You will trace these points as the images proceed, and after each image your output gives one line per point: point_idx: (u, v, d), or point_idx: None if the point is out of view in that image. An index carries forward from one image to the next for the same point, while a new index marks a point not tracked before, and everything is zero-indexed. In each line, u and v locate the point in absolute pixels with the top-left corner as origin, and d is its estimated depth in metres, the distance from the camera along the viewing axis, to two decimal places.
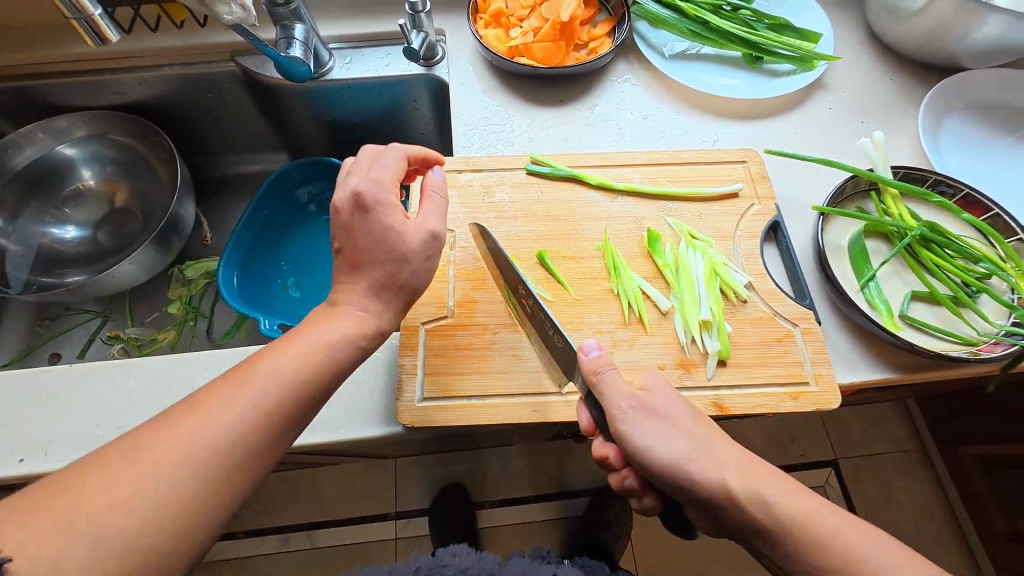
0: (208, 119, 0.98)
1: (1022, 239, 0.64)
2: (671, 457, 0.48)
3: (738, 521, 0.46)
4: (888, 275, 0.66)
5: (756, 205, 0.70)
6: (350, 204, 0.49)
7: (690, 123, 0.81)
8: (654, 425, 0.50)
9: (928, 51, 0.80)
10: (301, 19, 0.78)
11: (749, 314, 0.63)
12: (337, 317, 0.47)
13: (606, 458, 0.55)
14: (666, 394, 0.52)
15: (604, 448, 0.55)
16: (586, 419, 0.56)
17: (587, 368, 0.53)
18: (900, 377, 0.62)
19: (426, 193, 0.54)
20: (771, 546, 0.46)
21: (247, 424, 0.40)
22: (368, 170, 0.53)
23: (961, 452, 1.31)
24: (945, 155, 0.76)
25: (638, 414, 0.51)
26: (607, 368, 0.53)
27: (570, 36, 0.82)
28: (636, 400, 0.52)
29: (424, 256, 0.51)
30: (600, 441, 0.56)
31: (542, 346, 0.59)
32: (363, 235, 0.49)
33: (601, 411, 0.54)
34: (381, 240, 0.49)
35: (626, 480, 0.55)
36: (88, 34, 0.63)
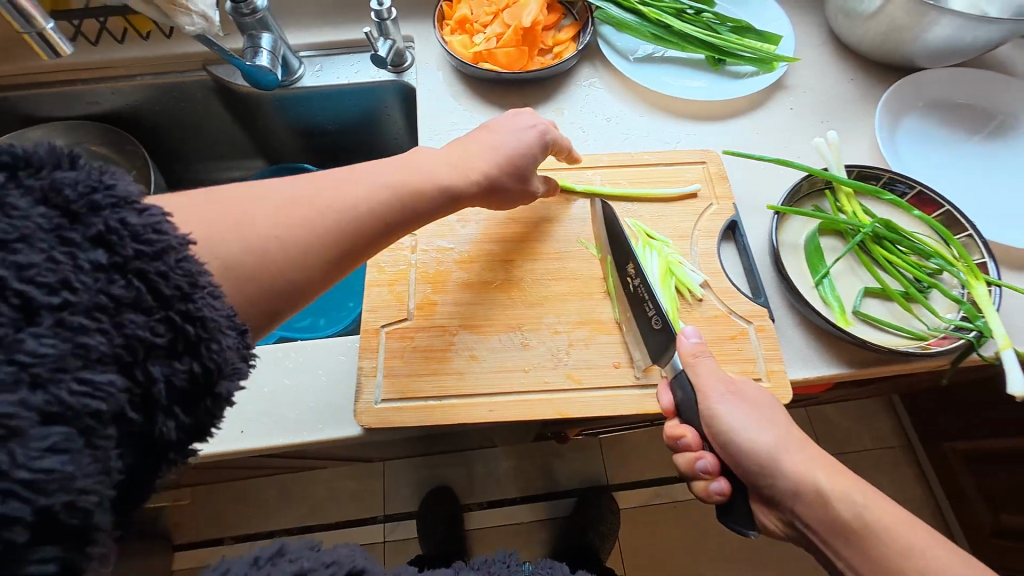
0: (184, 128, 0.99)
1: (971, 235, 0.65)
2: (771, 443, 0.50)
3: (810, 515, 0.48)
4: (843, 272, 0.68)
5: (713, 206, 0.71)
6: (535, 132, 0.64)
7: (653, 125, 0.82)
8: (748, 411, 0.53)
9: (885, 53, 0.81)
10: (269, 28, 0.80)
11: (704, 312, 0.64)
12: (448, 169, 0.57)
13: (681, 436, 0.56)
14: (756, 387, 0.56)
15: (683, 428, 0.56)
16: (667, 400, 0.58)
17: (688, 351, 0.57)
18: (852, 372, 0.63)
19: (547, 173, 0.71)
20: (833, 544, 0.48)
21: None
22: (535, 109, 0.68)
23: (943, 447, 1.31)
24: (902, 154, 0.78)
25: (734, 399, 0.54)
26: (705, 354, 0.57)
27: (533, 42, 0.83)
28: (732, 387, 0.55)
29: None
30: (677, 423, 0.57)
31: (633, 330, 0.61)
32: (509, 140, 0.62)
33: (689, 395, 0.56)
34: (521, 164, 0.62)
35: (700, 462, 0.55)
36: (41, 47, 0.64)
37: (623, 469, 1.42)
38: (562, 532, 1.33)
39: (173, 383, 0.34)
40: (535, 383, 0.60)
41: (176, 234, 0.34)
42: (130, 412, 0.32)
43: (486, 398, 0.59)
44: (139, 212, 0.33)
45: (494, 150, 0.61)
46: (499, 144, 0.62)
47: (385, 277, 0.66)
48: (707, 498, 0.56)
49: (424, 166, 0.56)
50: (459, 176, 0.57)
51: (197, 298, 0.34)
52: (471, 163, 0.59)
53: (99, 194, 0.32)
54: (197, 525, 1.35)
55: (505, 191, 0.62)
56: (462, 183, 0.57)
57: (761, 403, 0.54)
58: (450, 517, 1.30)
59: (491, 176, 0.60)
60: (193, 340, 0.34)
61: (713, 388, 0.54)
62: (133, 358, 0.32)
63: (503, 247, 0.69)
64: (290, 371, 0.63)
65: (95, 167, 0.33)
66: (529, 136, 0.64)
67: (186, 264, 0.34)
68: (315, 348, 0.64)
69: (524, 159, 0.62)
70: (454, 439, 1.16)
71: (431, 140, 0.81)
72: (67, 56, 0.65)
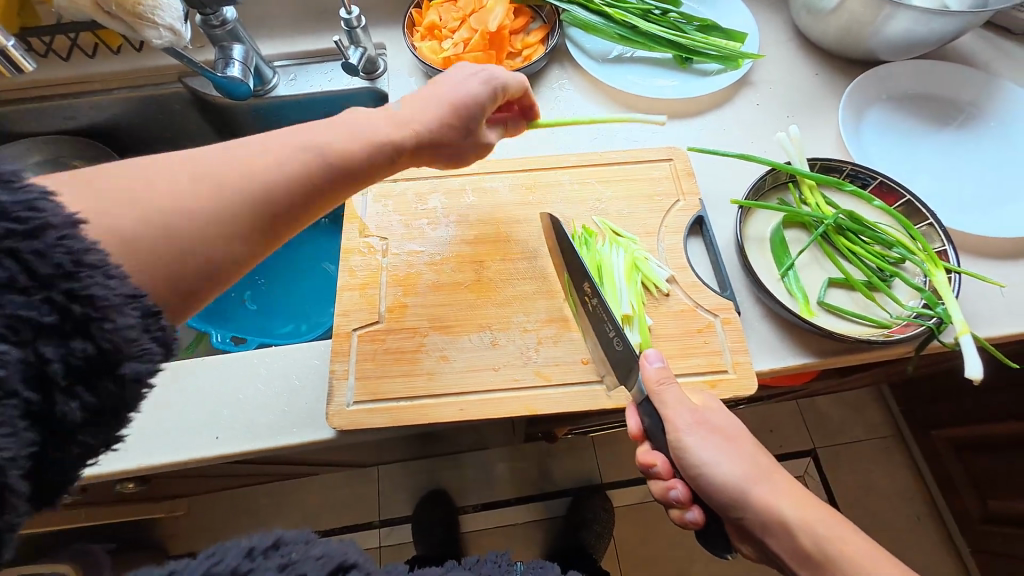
0: (162, 139, 0.99)
1: (931, 224, 0.67)
2: (737, 475, 0.49)
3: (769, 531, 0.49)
4: (807, 263, 0.69)
5: (680, 202, 0.72)
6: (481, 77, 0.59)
7: (622, 124, 0.83)
8: (716, 441, 0.51)
9: (847, 47, 0.83)
10: (239, 40, 0.81)
11: (671, 306, 0.65)
12: (381, 124, 0.52)
13: (652, 465, 0.55)
14: (726, 413, 0.54)
15: (654, 456, 0.55)
16: (636, 424, 0.56)
17: (649, 377, 0.54)
18: (819, 361, 0.64)
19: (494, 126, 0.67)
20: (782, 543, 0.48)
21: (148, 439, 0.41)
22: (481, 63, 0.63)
23: (932, 435, 1.32)
24: (866, 145, 0.79)
25: (701, 431, 0.52)
26: (670, 381, 0.54)
27: (501, 46, 0.85)
28: (698, 416, 0.52)
29: None
30: (646, 449, 0.56)
31: (597, 346, 0.60)
32: (455, 92, 0.57)
33: (655, 422, 0.54)
34: (467, 106, 0.57)
35: (672, 491, 0.54)
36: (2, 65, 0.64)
37: (616, 467, 1.43)
38: (558, 532, 1.33)
39: (69, 363, 0.31)
40: (504, 381, 0.61)
41: (56, 211, 0.31)
42: (20, 394, 0.29)
43: (456, 398, 0.60)
44: (9, 187, 0.30)
45: (437, 103, 0.56)
46: (444, 95, 0.57)
47: (355, 281, 0.67)
48: (683, 524, 0.55)
49: (356, 122, 0.51)
50: (394, 129, 0.53)
51: (85, 275, 0.31)
52: (411, 118, 0.55)
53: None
54: (191, 536, 1.35)
55: (454, 147, 0.58)
56: (400, 135, 0.53)
57: (729, 429, 0.52)
58: (445, 520, 1.31)
59: (437, 129, 0.56)
60: (83, 319, 0.31)
61: (680, 419, 0.52)
62: (16, 338, 0.29)
63: (474, 249, 0.69)
64: (264, 378, 0.63)
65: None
66: (474, 82, 0.58)
67: (72, 242, 0.31)
68: (289, 353, 0.65)
69: (472, 110, 0.58)
70: (444, 441, 1.16)
71: None
72: (28, 71, 0.65)
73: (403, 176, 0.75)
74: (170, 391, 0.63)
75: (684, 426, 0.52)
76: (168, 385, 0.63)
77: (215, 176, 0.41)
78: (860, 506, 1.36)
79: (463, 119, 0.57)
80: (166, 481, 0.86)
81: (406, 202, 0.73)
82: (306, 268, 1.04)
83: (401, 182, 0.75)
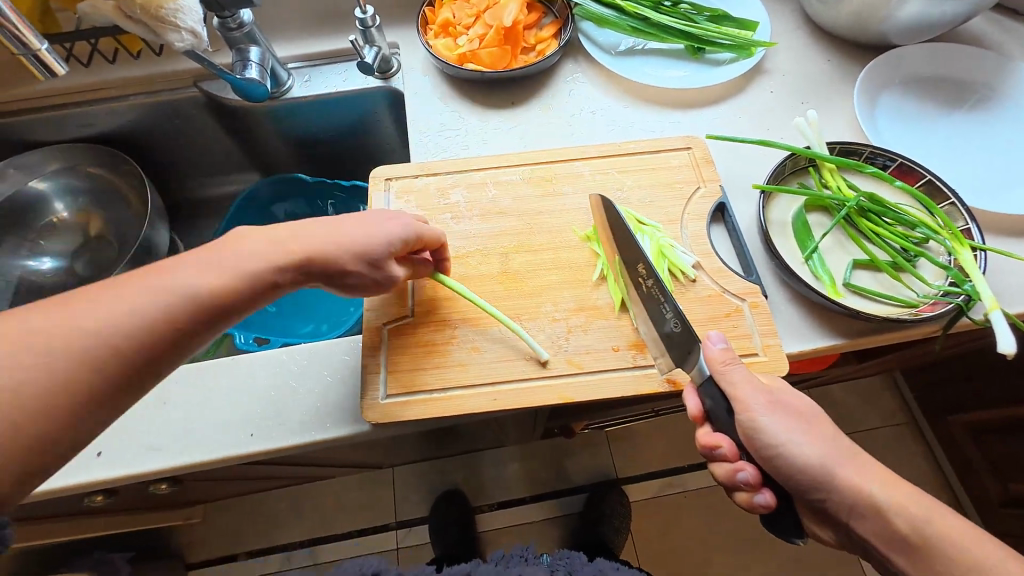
0: (176, 144, 1.00)
1: (953, 203, 0.67)
2: (821, 455, 0.48)
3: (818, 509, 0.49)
4: (831, 246, 0.69)
5: (701, 188, 0.73)
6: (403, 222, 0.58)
7: (637, 116, 0.83)
8: (782, 423, 0.50)
9: (859, 32, 0.83)
10: (256, 42, 0.81)
11: (698, 292, 0.66)
12: (286, 252, 0.50)
13: (717, 446, 0.53)
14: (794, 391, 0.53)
15: (718, 437, 0.53)
16: (695, 406, 0.56)
17: (713, 357, 0.55)
18: (847, 343, 0.64)
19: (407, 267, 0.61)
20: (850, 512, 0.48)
21: None
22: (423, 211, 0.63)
23: (949, 421, 1.31)
24: (881, 128, 0.79)
25: (773, 410, 0.51)
26: (736, 361, 0.55)
27: (516, 41, 0.85)
28: (769, 395, 0.52)
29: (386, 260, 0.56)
30: (708, 431, 0.54)
31: (650, 329, 0.61)
32: (373, 225, 0.56)
33: (720, 402, 0.54)
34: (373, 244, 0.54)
35: (741, 474, 0.52)
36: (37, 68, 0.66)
37: (632, 462, 1.42)
38: (575, 528, 1.33)
39: None
40: (536, 370, 0.61)
41: None
42: None
43: (488, 389, 0.60)
44: None
45: (349, 232, 0.54)
46: (361, 226, 0.55)
47: None
48: (750, 509, 0.53)
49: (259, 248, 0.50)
50: (290, 254, 0.50)
51: None
52: (310, 241, 0.52)
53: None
54: (208, 543, 1.35)
55: (348, 275, 0.54)
56: (293, 262, 0.50)
57: (804, 407, 0.52)
58: (461, 518, 1.31)
59: (337, 261, 0.53)
60: None
61: (754, 399, 0.52)
62: None
63: (498, 242, 0.70)
64: (295, 374, 0.64)
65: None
66: (390, 228, 0.56)
67: None
68: (319, 349, 0.65)
69: (379, 247, 0.55)
70: (461, 440, 1.16)
71: (422, 141, 0.82)
72: (61, 73, 0.67)
73: (424, 171, 0.76)
74: (203, 389, 0.63)
75: (758, 405, 0.51)
76: (201, 383, 0.64)
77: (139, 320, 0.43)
78: None
79: (365, 254, 0.54)
80: (189, 485, 0.86)
81: (428, 197, 0.74)
82: None
83: (423, 177, 0.75)
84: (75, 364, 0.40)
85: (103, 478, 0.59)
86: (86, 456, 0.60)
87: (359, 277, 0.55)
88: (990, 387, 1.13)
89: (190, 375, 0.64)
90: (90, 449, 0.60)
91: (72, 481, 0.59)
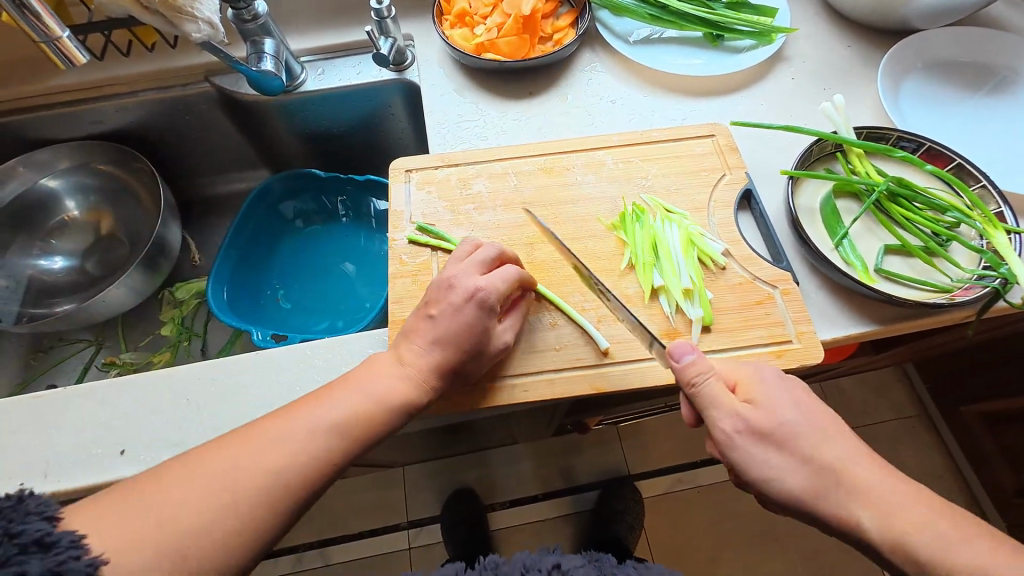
0: (187, 141, 0.99)
1: (985, 185, 0.66)
2: None
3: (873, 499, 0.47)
4: (861, 232, 0.68)
5: (726, 175, 0.72)
6: (467, 292, 0.56)
7: (657, 104, 0.82)
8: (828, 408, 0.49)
9: (881, 17, 0.82)
10: (270, 34, 0.80)
11: (729, 280, 0.65)
12: (398, 381, 0.53)
13: None
14: (781, 407, 0.50)
15: None
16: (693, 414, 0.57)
17: (681, 374, 0.52)
18: (882, 329, 0.63)
19: (511, 310, 0.61)
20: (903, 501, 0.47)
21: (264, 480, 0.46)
22: (470, 262, 0.59)
23: (962, 411, 1.27)
24: (906, 113, 0.78)
25: (750, 437, 0.49)
26: (708, 373, 0.51)
27: (533, 30, 0.84)
28: (743, 415, 0.50)
29: (451, 316, 0.56)
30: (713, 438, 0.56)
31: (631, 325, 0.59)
32: (452, 323, 0.55)
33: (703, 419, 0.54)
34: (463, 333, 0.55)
35: None
36: (57, 56, 0.66)
37: (645, 458, 1.41)
38: (586, 526, 1.31)
39: None
40: (567, 361, 0.60)
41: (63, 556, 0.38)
42: None
43: (518, 381, 0.59)
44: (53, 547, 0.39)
45: (435, 340, 0.55)
46: (437, 331, 0.55)
47: (407, 269, 0.67)
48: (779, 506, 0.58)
49: (366, 382, 0.53)
50: (411, 388, 0.54)
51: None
52: (422, 365, 0.55)
53: (6, 545, 0.38)
54: None
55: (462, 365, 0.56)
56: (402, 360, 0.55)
57: (797, 420, 0.49)
58: (471, 517, 1.29)
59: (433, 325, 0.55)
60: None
61: (725, 422, 0.50)
62: None
63: (522, 233, 0.69)
64: (321, 368, 0.63)
65: (18, 508, 0.40)
66: (468, 311, 0.55)
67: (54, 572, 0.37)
68: (344, 343, 0.65)
69: (471, 334, 0.55)
70: (473, 438, 1.14)
71: (440, 133, 0.81)
72: (83, 64, 0.67)
73: (444, 162, 0.74)
74: (231, 384, 0.63)
75: (733, 428, 0.50)
76: (227, 378, 0.63)
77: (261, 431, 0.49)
78: None
79: (469, 349, 0.55)
80: None
81: (450, 187, 0.73)
82: (334, 265, 1.03)
83: (443, 168, 0.74)
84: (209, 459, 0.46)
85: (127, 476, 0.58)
86: (111, 453, 0.59)
87: (481, 372, 0.58)
88: (996, 382, 1.12)
89: (215, 371, 0.63)
90: (116, 445, 0.60)
91: (96, 479, 0.58)
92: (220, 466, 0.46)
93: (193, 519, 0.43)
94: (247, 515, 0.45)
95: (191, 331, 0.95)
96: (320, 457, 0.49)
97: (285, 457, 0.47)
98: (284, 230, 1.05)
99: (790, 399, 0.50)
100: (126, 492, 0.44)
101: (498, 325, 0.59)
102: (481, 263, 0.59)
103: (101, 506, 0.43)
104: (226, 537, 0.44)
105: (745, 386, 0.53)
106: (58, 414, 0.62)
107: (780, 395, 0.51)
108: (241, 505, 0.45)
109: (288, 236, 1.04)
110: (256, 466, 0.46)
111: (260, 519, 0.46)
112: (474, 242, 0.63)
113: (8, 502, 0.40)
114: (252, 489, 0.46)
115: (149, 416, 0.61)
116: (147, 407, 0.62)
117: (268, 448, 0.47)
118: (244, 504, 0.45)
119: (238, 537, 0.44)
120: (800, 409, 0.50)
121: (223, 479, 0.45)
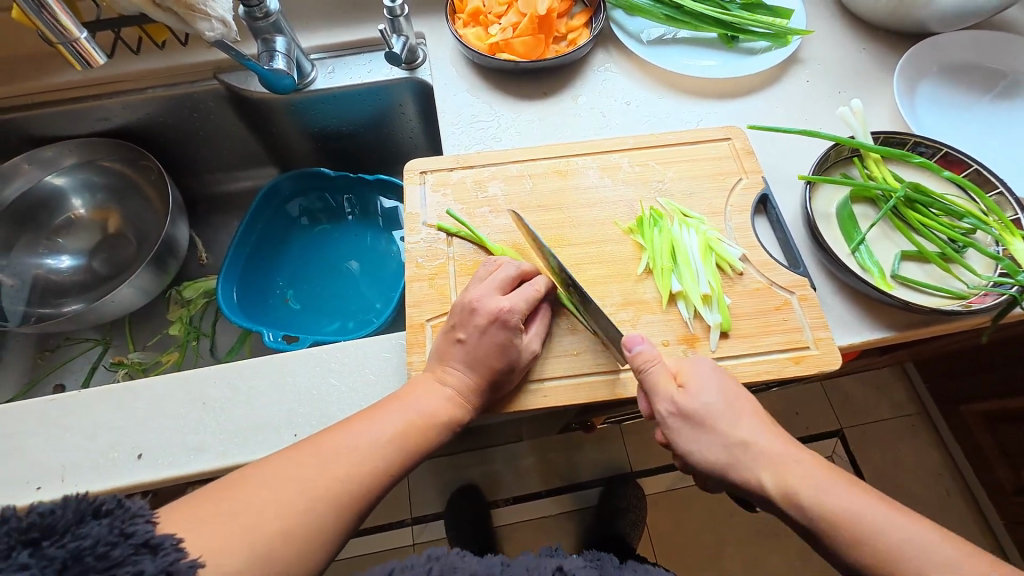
0: (194, 139, 0.98)
1: (1002, 192, 0.66)
2: None
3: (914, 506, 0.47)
4: (877, 237, 0.68)
5: (743, 179, 0.72)
6: (489, 313, 0.57)
7: (672, 106, 0.82)
8: None
9: (896, 20, 0.82)
10: (281, 31, 0.79)
11: (746, 285, 0.65)
12: (438, 399, 0.54)
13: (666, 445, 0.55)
14: (707, 392, 0.51)
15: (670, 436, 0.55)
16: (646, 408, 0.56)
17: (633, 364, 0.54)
18: (898, 336, 0.63)
19: (535, 316, 0.61)
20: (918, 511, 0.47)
21: (316, 490, 0.45)
22: (491, 282, 0.59)
23: (963, 412, 1.27)
24: (922, 117, 0.78)
25: (685, 422, 0.51)
26: (653, 362, 0.53)
27: (548, 29, 0.83)
28: (678, 398, 0.52)
29: (478, 335, 0.56)
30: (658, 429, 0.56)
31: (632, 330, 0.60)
32: (481, 345, 0.56)
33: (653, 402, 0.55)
34: (494, 354, 0.56)
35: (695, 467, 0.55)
36: (74, 57, 0.65)
37: (648, 456, 1.41)
38: (589, 523, 1.31)
39: None
40: (585, 366, 0.60)
41: (155, 561, 0.37)
42: None
43: (537, 386, 0.59)
44: (155, 553, 0.38)
45: (468, 362, 0.56)
46: (469, 354, 0.56)
47: (424, 273, 0.67)
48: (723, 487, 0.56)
49: (414, 400, 0.54)
50: (451, 406, 0.54)
51: None
52: (458, 385, 0.56)
53: (120, 547, 0.37)
54: None
55: (497, 380, 0.56)
56: (442, 380, 0.56)
57: (724, 401, 0.51)
58: (476, 515, 1.29)
59: (472, 351, 0.56)
60: None
61: (661, 405, 0.52)
62: None
63: (538, 236, 0.69)
64: (336, 372, 0.63)
65: (125, 510, 0.39)
66: (497, 332, 0.56)
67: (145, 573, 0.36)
68: (361, 346, 0.64)
69: (501, 355, 0.56)
70: (479, 437, 1.14)
71: (454, 133, 0.80)
72: (99, 64, 0.66)
73: (459, 164, 0.74)
74: (246, 388, 0.62)
75: (666, 411, 0.52)
76: (241, 383, 0.63)
77: (315, 450, 0.48)
78: (894, 487, 1.32)
79: (501, 367, 0.56)
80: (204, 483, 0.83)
81: (465, 189, 0.72)
82: (340, 265, 1.02)
83: (458, 170, 0.73)
84: (272, 486, 0.45)
85: (143, 480, 0.58)
86: (125, 458, 0.59)
87: (509, 386, 0.58)
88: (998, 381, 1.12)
89: (230, 375, 0.63)
90: (132, 450, 0.60)
91: (110, 485, 0.58)
92: (293, 473, 0.46)
93: (271, 527, 0.42)
94: (317, 525, 0.44)
95: (200, 330, 0.95)
96: (382, 468, 0.49)
97: (351, 468, 0.48)
98: (290, 229, 1.04)
99: (718, 382, 0.52)
100: (205, 496, 0.43)
101: (524, 335, 0.59)
102: (492, 279, 0.60)
103: (193, 507, 0.42)
104: (302, 549, 0.43)
105: (683, 372, 0.54)
106: (77, 416, 0.61)
107: (712, 381, 0.52)
108: (314, 513, 0.45)
109: (294, 235, 1.03)
110: (321, 478, 0.46)
111: (329, 529, 0.45)
112: (494, 261, 0.63)
113: (111, 502, 0.39)
114: (325, 497, 0.45)
115: (163, 420, 0.61)
116: (160, 410, 0.61)
117: (335, 457, 0.48)
118: (318, 513, 0.45)
119: (312, 549, 0.44)
120: (728, 394, 0.52)
121: (293, 488, 0.45)
